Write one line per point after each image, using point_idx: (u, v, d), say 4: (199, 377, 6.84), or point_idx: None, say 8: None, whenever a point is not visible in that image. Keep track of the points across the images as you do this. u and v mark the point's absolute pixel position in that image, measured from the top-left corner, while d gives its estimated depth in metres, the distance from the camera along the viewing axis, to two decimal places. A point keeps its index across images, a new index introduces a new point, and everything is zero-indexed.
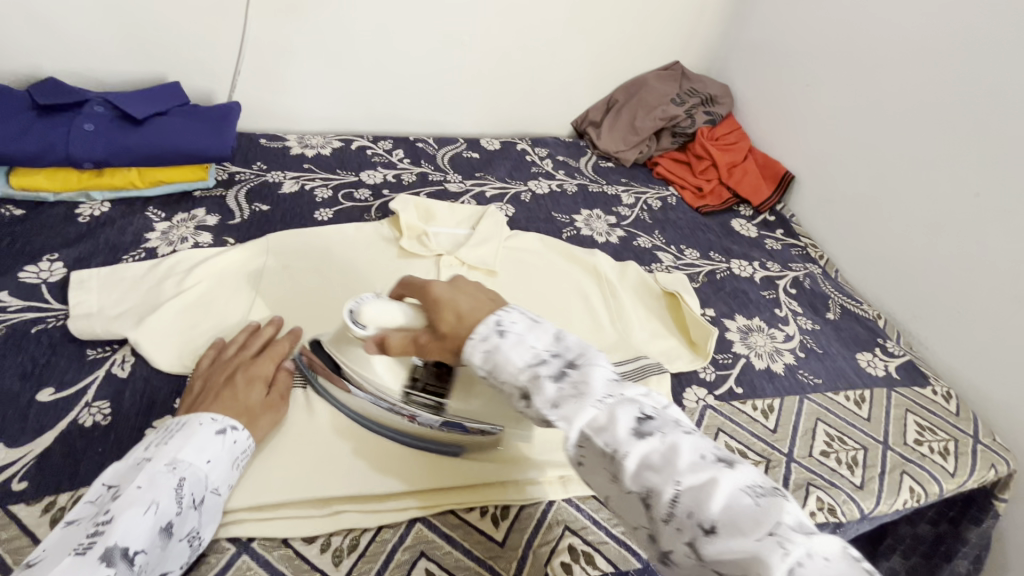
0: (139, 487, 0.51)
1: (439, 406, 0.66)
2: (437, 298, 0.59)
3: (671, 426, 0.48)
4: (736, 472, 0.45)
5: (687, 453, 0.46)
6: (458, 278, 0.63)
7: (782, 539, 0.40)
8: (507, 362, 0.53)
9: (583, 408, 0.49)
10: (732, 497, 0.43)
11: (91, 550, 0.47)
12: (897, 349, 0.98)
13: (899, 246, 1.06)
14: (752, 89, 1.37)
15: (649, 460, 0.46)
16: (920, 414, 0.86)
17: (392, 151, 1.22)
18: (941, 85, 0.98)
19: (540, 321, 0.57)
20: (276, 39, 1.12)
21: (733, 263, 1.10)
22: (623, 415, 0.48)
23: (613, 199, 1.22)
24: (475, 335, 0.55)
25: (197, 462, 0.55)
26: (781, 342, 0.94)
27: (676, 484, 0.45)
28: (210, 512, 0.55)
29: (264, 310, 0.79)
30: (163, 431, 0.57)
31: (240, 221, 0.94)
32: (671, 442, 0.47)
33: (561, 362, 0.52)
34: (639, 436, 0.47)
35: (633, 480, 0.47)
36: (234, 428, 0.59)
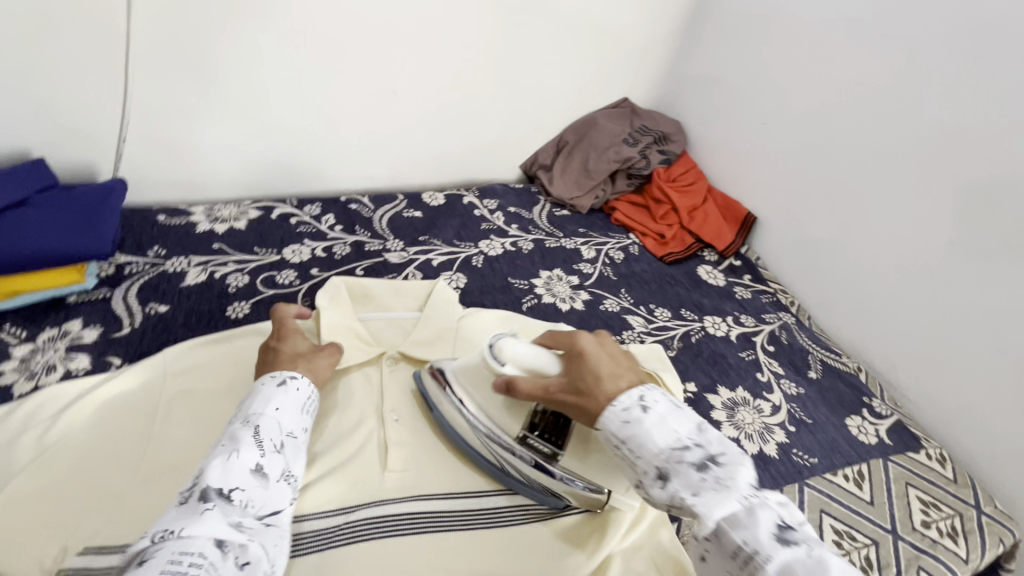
0: (224, 443, 0.53)
1: (554, 455, 0.63)
2: (584, 353, 0.61)
3: (821, 544, 0.44)
4: None
5: (841, 573, 0.41)
6: (603, 338, 0.65)
7: None
8: (648, 440, 0.52)
9: (715, 495, 0.48)
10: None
11: (191, 494, 0.48)
12: (884, 409, 0.92)
13: (872, 295, 1.02)
14: (704, 125, 1.31)
15: (792, 568, 0.43)
16: (921, 487, 0.81)
17: (321, 217, 1.06)
18: (903, 130, 0.95)
19: (682, 406, 0.56)
20: (168, 101, 0.95)
21: (706, 321, 1.03)
22: (762, 514, 0.46)
23: (573, 254, 1.12)
24: (617, 405, 0.56)
25: (269, 412, 0.57)
26: (768, 416, 0.87)
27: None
28: (299, 455, 0.57)
29: (161, 461, 0.63)
30: (242, 399, 0.60)
31: (129, 332, 0.76)
32: (820, 557, 0.43)
33: (704, 454, 0.51)
34: (782, 542, 0.44)
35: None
36: (293, 378, 0.62)
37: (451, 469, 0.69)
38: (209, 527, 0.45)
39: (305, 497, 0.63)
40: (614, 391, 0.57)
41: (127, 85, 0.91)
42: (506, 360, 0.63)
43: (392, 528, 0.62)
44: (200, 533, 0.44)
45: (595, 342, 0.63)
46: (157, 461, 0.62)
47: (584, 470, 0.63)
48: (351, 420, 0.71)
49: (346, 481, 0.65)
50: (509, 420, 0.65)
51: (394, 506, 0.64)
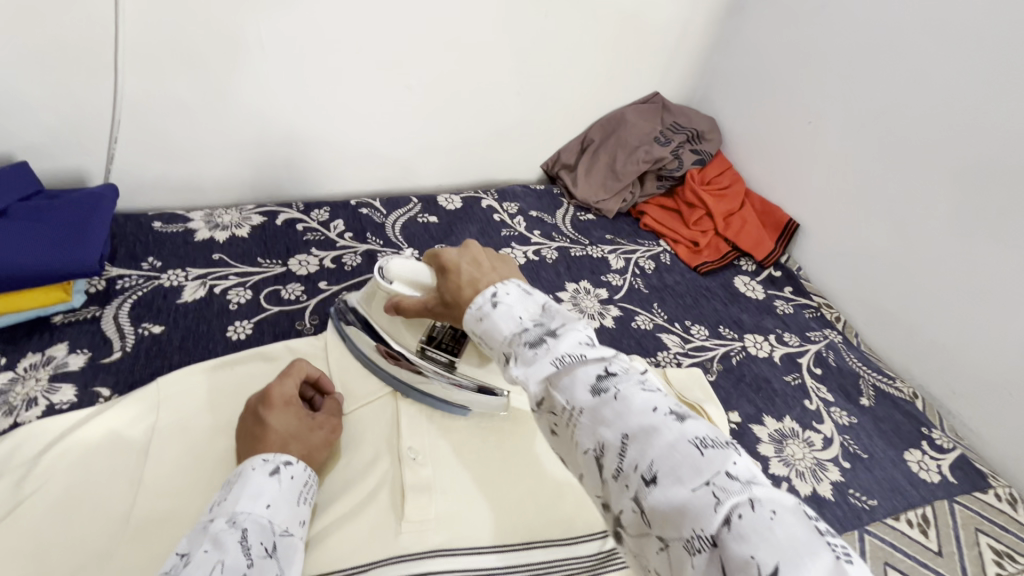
0: (205, 549, 0.46)
1: (451, 363, 0.69)
2: (447, 266, 0.61)
3: (631, 382, 0.45)
4: (689, 426, 0.41)
5: (640, 404, 0.43)
6: (470, 245, 0.63)
7: (717, 489, 0.37)
8: (496, 331, 0.51)
9: (542, 363, 0.47)
10: (673, 444, 0.40)
11: None
12: (945, 442, 0.84)
13: (931, 314, 0.93)
14: (742, 122, 1.22)
15: (600, 415, 0.44)
16: (993, 534, 0.73)
17: (330, 223, 0.98)
18: (976, 133, 0.85)
19: (533, 292, 0.55)
20: (163, 96, 0.86)
21: (747, 340, 0.94)
22: (582, 371, 0.46)
23: (600, 264, 1.04)
24: (471, 307, 0.55)
25: (259, 509, 0.50)
26: (820, 450, 0.79)
27: (626, 435, 0.42)
28: (289, 559, 0.50)
29: (152, 511, 0.56)
30: (223, 488, 0.53)
31: (119, 357, 0.69)
32: (625, 397, 0.44)
33: (542, 329, 0.50)
34: (594, 392, 0.45)
35: (587, 437, 0.44)
36: (288, 464, 0.55)
37: (480, 517, 0.61)
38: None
39: (315, 554, 0.56)
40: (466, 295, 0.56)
41: (117, 79, 0.82)
42: (393, 278, 0.68)
43: None
44: None
45: (458, 252, 0.62)
46: (148, 512, 0.56)
47: (480, 372, 0.69)
48: (365, 461, 0.64)
49: (362, 534, 0.58)
50: (407, 336, 0.71)
51: (417, 563, 0.57)
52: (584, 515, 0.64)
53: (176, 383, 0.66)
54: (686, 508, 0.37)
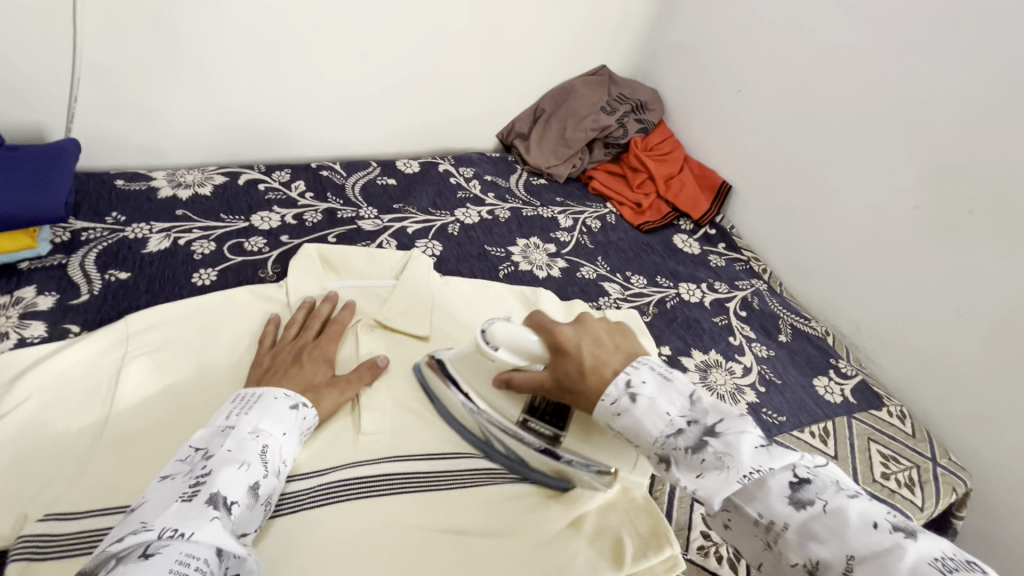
0: (230, 449, 0.52)
1: (556, 438, 0.62)
2: (566, 342, 0.58)
3: (833, 491, 0.44)
4: (921, 543, 0.40)
5: (856, 520, 0.42)
6: (587, 318, 0.61)
7: None
8: (643, 430, 0.51)
9: (725, 481, 0.47)
10: (915, 568, 0.39)
11: (196, 496, 0.47)
12: (849, 369, 0.95)
13: (840, 261, 1.04)
14: (681, 95, 1.31)
15: (812, 530, 0.43)
16: (882, 442, 0.84)
17: (291, 184, 1.03)
18: (876, 94, 0.95)
19: (672, 376, 0.54)
20: (123, 56, 0.89)
21: (681, 288, 1.04)
22: (774, 484, 0.46)
23: (550, 223, 1.12)
24: (604, 398, 0.53)
25: (277, 433, 0.56)
26: (740, 378, 0.89)
27: (850, 555, 0.41)
28: (284, 481, 0.56)
29: (123, 428, 0.61)
30: (239, 402, 0.58)
31: (87, 299, 0.73)
32: (837, 509, 0.43)
33: (700, 429, 0.50)
34: (796, 504, 0.45)
35: (795, 550, 0.44)
36: (306, 405, 0.61)
37: (432, 434, 0.68)
38: (213, 535, 0.45)
39: None
40: (596, 386, 0.55)
41: (75, 38, 0.85)
42: (498, 345, 0.60)
43: (370, 488, 0.61)
44: (207, 539, 0.44)
45: (575, 328, 0.60)
46: (121, 427, 0.61)
47: (586, 449, 0.61)
48: None
49: (322, 446, 0.64)
50: (508, 406, 0.64)
51: (372, 466, 0.63)
52: None
53: (144, 320, 0.70)
54: None
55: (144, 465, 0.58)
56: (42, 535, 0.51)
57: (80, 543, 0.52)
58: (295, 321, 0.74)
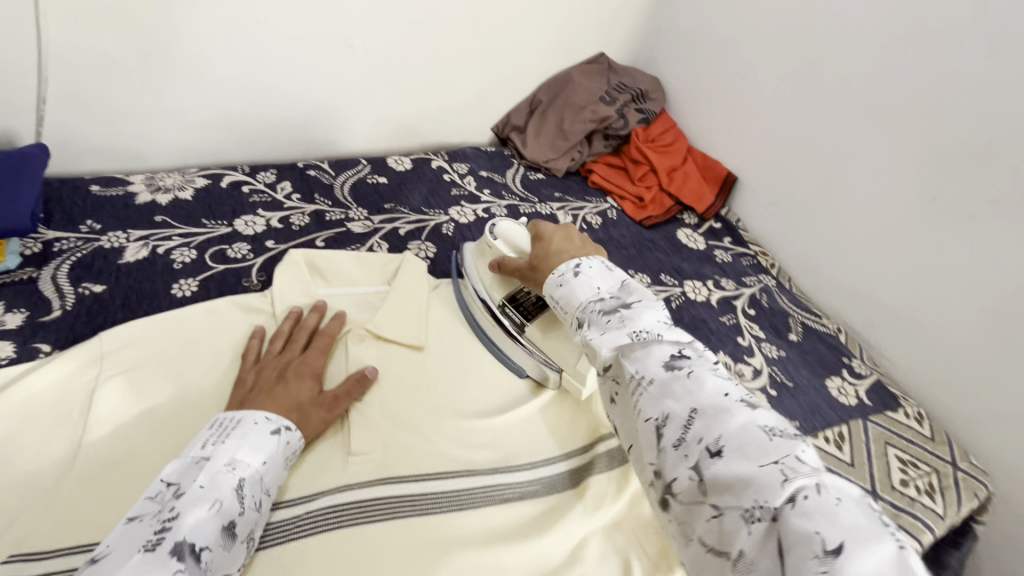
0: (201, 487, 0.48)
1: (522, 326, 0.76)
2: (545, 234, 0.74)
3: (704, 367, 0.50)
4: (759, 414, 0.46)
5: (712, 388, 0.48)
6: (570, 227, 0.75)
7: (785, 469, 0.41)
8: (573, 296, 0.61)
9: (618, 334, 0.54)
10: (744, 428, 0.45)
11: (161, 544, 0.44)
12: (863, 369, 0.91)
13: (853, 256, 1.00)
14: (684, 82, 1.26)
15: (671, 389, 0.49)
16: (900, 446, 0.80)
17: (277, 185, 0.98)
18: (891, 79, 0.90)
19: (614, 270, 0.64)
20: (93, 54, 0.84)
21: (686, 286, 0.99)
22: (657, 349, 0.52)
23: (548, 220, 1.07)
24: (554, 273, 0.65)
25: (256, 464, 0.53)
26: (750, 380, 0.85)
27: (693, 410, 0.48)
28: (267, 513, 0.53)
29: (98, 455, 0.57)
30: (216, 429, 0.54)
31: (60, 315, 0.69)
32: (698, 378, 0.49)
33: (617, 303, 0.59)
34: (668, 368, 0.51)
35: (652, 406, 0.50)
36: (288, 429, 0.57)
37: (428, 453, 0.64)
38: None
39: None
40: (556, 263, 0.69)
41: (41, 35, 0.80)
42: (499, 238, 0.80)
43: (362, 515, 0.58)
44: None
45: (558, 229, 0.75)
46: (93, 455, 0.57)
47: (541, 342, 0.74)
48: None
49: (309, 469, 0.61)
50: (495, 291, 0.79)
51: (363, 490, 0.59)
52: (527, 446, 0.68)
53: (120, 337, 0.66)
54: (751, 480, 0.42)
55: (118, 497, 0.55)
56: None
57: None
58: (280, 334, 0.70)
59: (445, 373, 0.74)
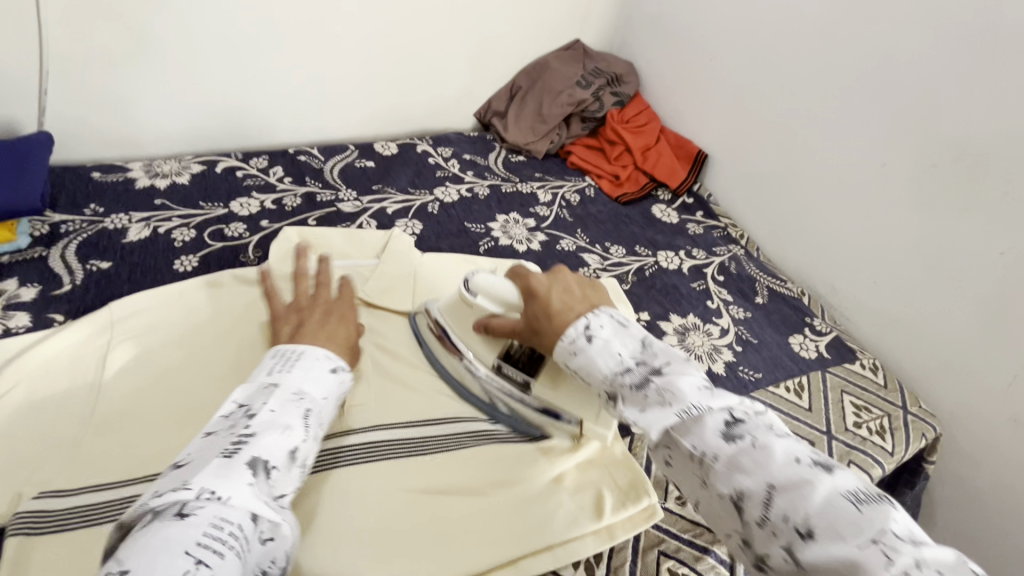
0: (272, 411, 0.50)
1: (527, 384, 0.68)
2: (535, 287, 0.64)
3: (762, 430, 0.46)
4: (838, 477, 0.42)
5: (781, 455, 0.44)
6: (559, 271, 0.67)
7: (885, 547, 0.38)
8: (595, 367, 0.55)
9: (666, 413, 0.49)
10: (831, 501, 0.41)
11: (238, 455, 0.45)
12: (824, 327, 0.98)
13: (813, 224, 1.06)
14: (656, 66, 1.32)
15: (739, 462, 0.45)
16: (855, 393, 0.87)
17: (269, 170, 1.03)
18: (842, 56, 0.97)
19: (628, 325, 0.58)
20: (91, 47, 0.89)
21: (660, 256, 1.06)
22: (709, 419, 0.48)
23: (529, 198, 1.13)
24: (565, 337, 0.58)
25: (317, 398, 0.55)
26: (717, 338, 0.92)
27: (770, 485, 0.43)
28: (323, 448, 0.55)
29: (113, 409, 0.62)
30: (281, 360, 0.58)
31: (70, 289, 0.74)
32: (764, 446, 0.45)
33: (646, 369, 0.53)
34: (728, 439, 0.46)
35: (722, 482, 0.46)
36: (343, 369, 0.60)
37: (417, 403, 0.70)
38: (248, 500, 0.43)
39: None
40: (561, 324, 0.59)
41: (42, 30, 0.85)
42: (478, 294, 0.71)
43: (359, 456, 0.64)
44: (242, 504, 0.42)
45: (548, 278, 0.65)
46: (109, 409, 0.62)
47: (551, 396, 0.67)
48: None
49: None
50: (484, 352, 0.71)
51: (360, 435, 0.65)
52: None
53: (128, 306, 0.72)
54: (856, 564, 0.38)
55: (135, 443, 0.60)
56: (35, 511, 0.53)
57: (77, 518, 0.53)
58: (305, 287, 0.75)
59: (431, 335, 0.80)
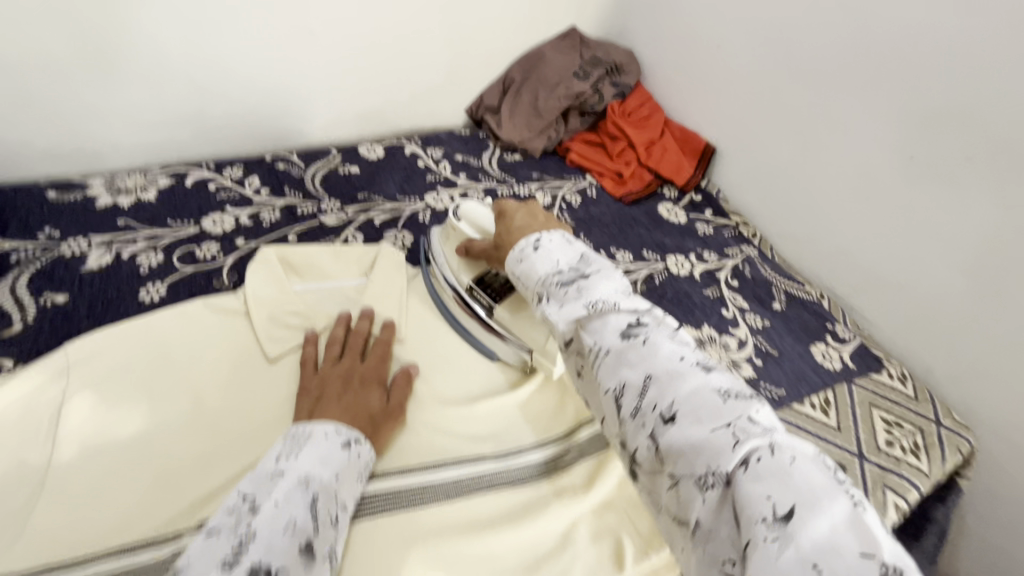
0: (276, 503, 0.47)
1: (490, 307, 0.73)
2: (505, 211, 0.72)
3: (658, 332, 0.51)
4: (713, 377, 0.47)
5: (667, 353, 0.49)
6: (532, 203, 0.73)
7: (736, 431, 0.42)
8: (533, 271, 0.61)
9: (575, 307, 0.55)
10: (699, 392, 0.45)
11: (236, 566, 0.42)
12: (847, 333, 0.92)
13: (831, 221, 1.00)
14: (657, 53, 1.23)
15: (627, 357, 0.50)
16: (885, 408, 0.81)
17: (245, 180, 0.95)
18: (862, 40, 0.89)
19: (574, 242, 0.63)
20: (36, 52, 0.80)
21: (669, 261, 0.99)
22: (613, 318, 0.52)
23: (527, 201, 1.05)
24: (515, 249, 0.64)
25: (327, 477, 0.51)
26: (735, 352, 0.85)
27: (649, 377, 0.48)
28: (342, 531, 0.51)
29: (70, 470, 0.56)
30: (290, 441, 0.54)
31: (21, 328, 0.67)
32: (654, 344, 0.50)
33: (574, 274, 0.58)
34: (624, 336, 0.51)
35: (610, 377, 0.50)
36: (358, 441, 0.56)
37: (414, 445, 0.63)
38: None
39: None
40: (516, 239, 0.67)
41: None
42: (464, 221, 0.79)
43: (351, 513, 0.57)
44: None
45: (520, 206, 0.72)
46: (67, 470, 0.55)
47: (510, 323, 0.72)
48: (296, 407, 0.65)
49: None
50: (462, 275, 0.77)
51: None
52: (516, 431, 0.68)
53: (87, 346, 0.64)
54: (706, 445, 0.42)
55: (96, 511, 0.54)
56: None
57: None
58: (324, 340, 0.69)
59: (428, 363, 0.73)
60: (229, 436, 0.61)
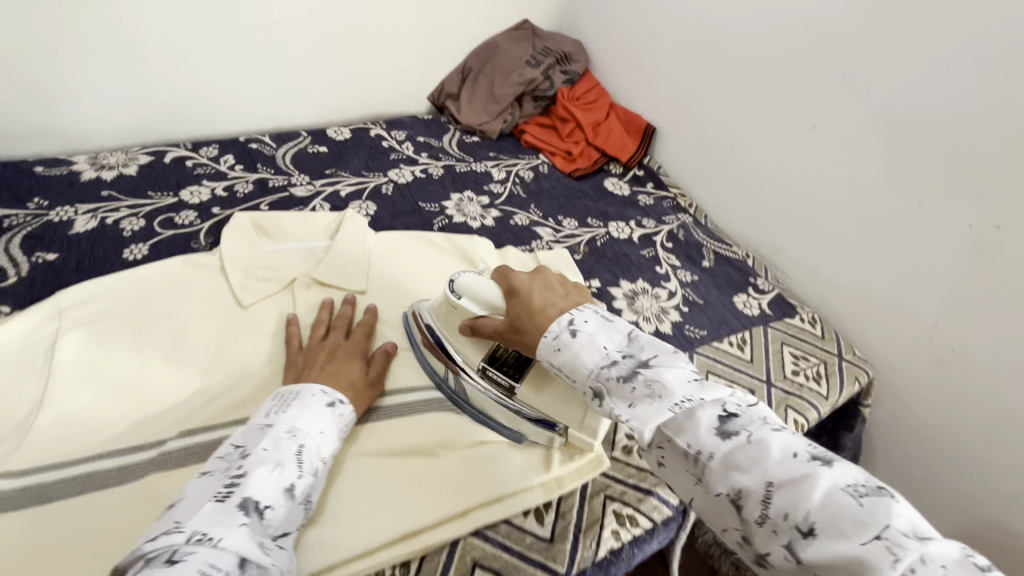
0: (265, 449, 0.52)
1: (512, 389, 0.67)
2: (520, 289, 0.63)
3: (758, 424, 0.45)
4: (837, 472, 0.40)
5: (778, 451, 0.42)
6: (544, 271, 0.65)
7: (893, 544, 0.35)
8: (579, 362, 0.53)
9: (658, 409, 0.47)
10: (829, 497, 0.39)
11: (229, 498, 0.47)
12: (766, 285, 1.03)
13: (754, 189, 1.11)
14: (603, 43, 1.35)
15: (735, 460, 0.43)
16: (794, 344, 0.93)
17: (220, 158, 1.03)
18: (772, 26, 1.01)
19: (613, 320, 0.57)
20: (22, 39, 0.88)
21: (611, 226, 1.09)
22: (703, 415, 0.46)
23: (483, 177, 1.15)
24: (547, 335, 0.56)
25: (314, 432, 0.56)
26: (665, 301, 0.96)
27: (769, 483, 0.41)
28: (321, 482, 0.56)
29: (64, 394, 0.63)
30: (279, 400, 0.59)
31: (16, 282, 0.74)
32: (760, 440, 0.43)
33: (632, 362, 0.52)
34: (723, 436, 0.45)
35: (720, 483, 0.44)
36: (341, 402, 0.62)
37: None
38: (237, 542, 0.44)
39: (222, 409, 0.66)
40: (545, 323, 0.58)
41: None
42: (461, 295, 0.68)
43: None
44: (229, 546, 0.43)
45: (531, 277, 0.65)
46: (61, 394, 0.63)
47: (537, 401, 0.66)
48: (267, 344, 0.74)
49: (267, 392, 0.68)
50: (470, 353, 0.69)
51: None
52: None
53: (77, 295, 0.72)
54: (862, 562, 0.35)
55: (89, 426, 0.62)
56: None
57: (32, 498, 0.55)
58: (312, 323, 0.75)
59: (387, 308, 0.82)
60: (208, 368, 0.70)
